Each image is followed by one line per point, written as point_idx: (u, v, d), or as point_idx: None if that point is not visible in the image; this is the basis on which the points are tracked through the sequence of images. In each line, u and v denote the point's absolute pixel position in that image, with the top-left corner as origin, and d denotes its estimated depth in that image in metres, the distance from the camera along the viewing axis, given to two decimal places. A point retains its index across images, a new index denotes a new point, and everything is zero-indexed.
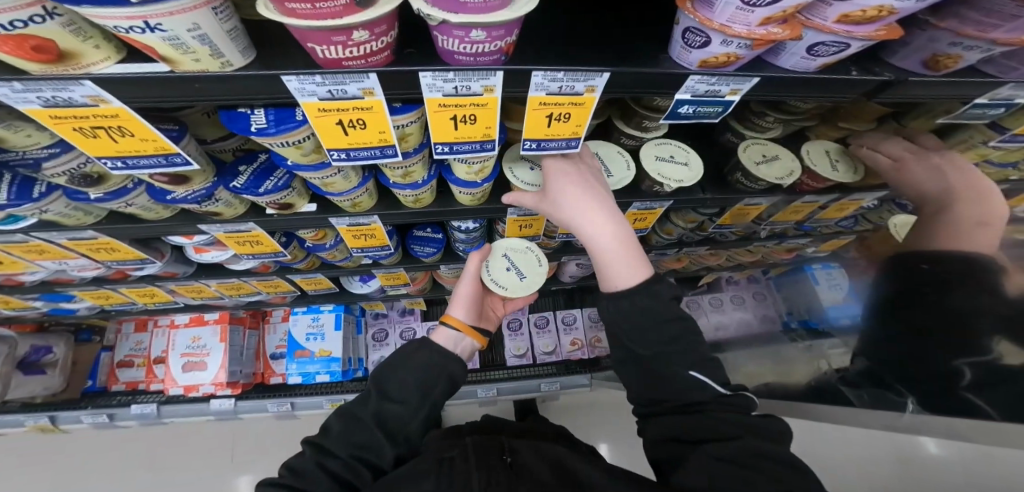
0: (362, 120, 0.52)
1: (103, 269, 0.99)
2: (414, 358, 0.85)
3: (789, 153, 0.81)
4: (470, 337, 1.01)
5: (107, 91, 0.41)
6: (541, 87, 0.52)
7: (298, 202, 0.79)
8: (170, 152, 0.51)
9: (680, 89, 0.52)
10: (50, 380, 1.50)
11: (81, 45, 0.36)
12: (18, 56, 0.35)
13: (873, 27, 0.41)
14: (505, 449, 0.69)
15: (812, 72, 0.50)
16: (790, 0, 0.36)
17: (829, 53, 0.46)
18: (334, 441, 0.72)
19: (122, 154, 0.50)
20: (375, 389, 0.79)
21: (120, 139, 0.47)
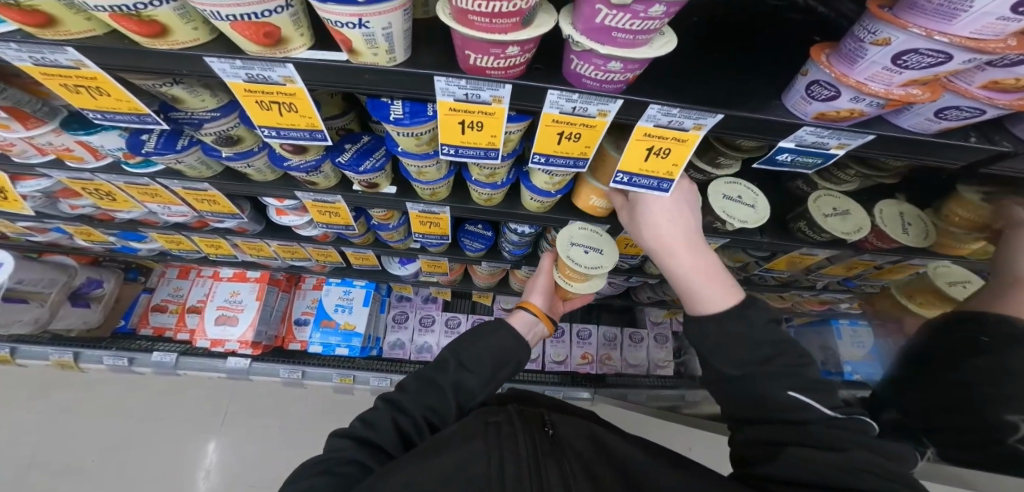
0: (481, 123, 0.57)
1: (189, 218, 1.05)
2: (485, 337, 0.88)
3: (860, 209, 0.83)
4: (543, 324, 1.06)
5: (300, 74, 0.49)
6: (653, 119, 0.55)
7: (384, 183, 0.84)
8: (316, 129, 0.58)
9: (786, 137, 0.55)
10: (90, 314, 1.56)
11: (294, 33, 0.44)
12: (248, 39, 0.42)
13: (1013, 96, 0.44)
14: (545, 419, 0.67)
15: (933, 134, 0.51)
16: (946, 65, 0.38)
17: (957, 117, 0.47)
18: (408, 402, 0.75)
19: (280, 125, 0.58)
20: (453, 359, 0.82)
21: (285, 113, 0.55)
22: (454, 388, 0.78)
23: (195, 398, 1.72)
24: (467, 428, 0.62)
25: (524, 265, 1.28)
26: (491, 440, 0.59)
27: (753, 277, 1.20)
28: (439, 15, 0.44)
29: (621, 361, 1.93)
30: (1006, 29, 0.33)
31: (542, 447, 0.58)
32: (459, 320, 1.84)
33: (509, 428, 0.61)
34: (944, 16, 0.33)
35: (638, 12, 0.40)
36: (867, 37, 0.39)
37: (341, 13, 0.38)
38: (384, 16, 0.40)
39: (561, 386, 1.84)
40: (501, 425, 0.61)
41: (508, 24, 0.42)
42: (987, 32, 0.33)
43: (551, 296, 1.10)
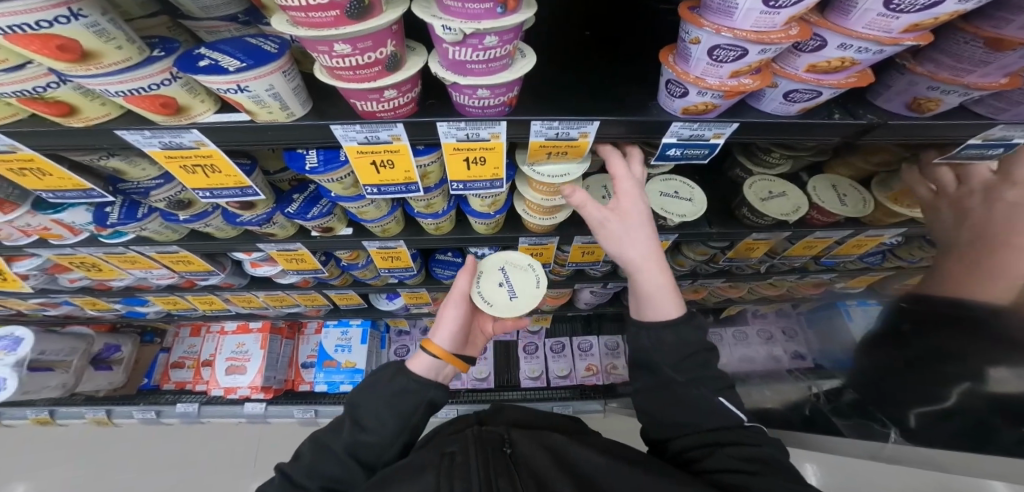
0: (392, 160, 0.63)
1: (176, 278, 1.17)
2: (378, 389, 0.79)
3: (796, 190, 0.84)
4: (452, 366, 0.87)
5: (208, 137, 0.56)
6: (541, 133, 0.59)
7: (338, 225, 0.93)
8: (244, 185, 0.68)
9: (667, 134, 0.59)
10: (115, 376, 1.69)
11: (192, 100, 0.52)
12: (149, 110, 0.51)
13: (841, 76, 0.48)
14: (505, 438, 0.72)
15: (795, 116, 0.55)
16: (753, 55, 0.44)
17: (804, 99, 0.52)
18: (302, 471, 0.75)
19: (212, 185, 0.67)
20: (349, 420, 0.79)
21: (211, 174, 0.64)
22: (350, 450, 0.76)
23: (220, 444, 1.81)
24: (423, 461, 0.67)
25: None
26: (442, 471, 0.64)
27: (729, 268, 1.18)
28: (318, 75, 0.50)
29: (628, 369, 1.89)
30: (776, 21, 0.40)
31: (494, 466, 0.64)
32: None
33: (461, 456, 0.66)
34: (725, 14, 0.41)
35: (475, 44, 0.45)
36: (686, 38, 0.47)
37: (217, 82, 0.46)
38: (260, 80, 0.47)
39: (570, 401, 1.82)
40: (455, 454, 0.67)
41: (373, 73, 0.48)
42: (764, 25, 0.40)
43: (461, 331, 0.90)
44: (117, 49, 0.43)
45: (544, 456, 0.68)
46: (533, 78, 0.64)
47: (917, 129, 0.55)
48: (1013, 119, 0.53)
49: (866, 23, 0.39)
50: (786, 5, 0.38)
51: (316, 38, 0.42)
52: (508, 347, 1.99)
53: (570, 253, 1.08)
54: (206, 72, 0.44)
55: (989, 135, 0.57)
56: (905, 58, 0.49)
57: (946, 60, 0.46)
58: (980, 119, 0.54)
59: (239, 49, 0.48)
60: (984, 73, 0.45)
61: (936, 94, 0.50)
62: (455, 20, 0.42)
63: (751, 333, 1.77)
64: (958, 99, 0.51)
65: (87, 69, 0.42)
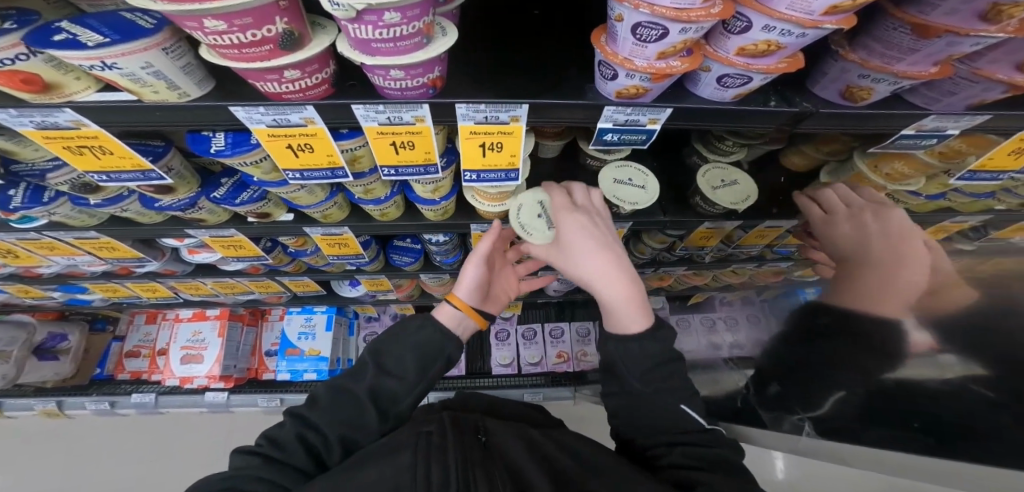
0: (310, 144, 0.59)
1: (106, 266, 1.14)
2: (406, 337, 0.80)
3: (749, 180, 0.82)
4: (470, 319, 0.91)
5: (86, 117, 0.51)
6: (468, 118, 0.55)
7: (275, 211, 0.89)
8: (146, 168, 0.64)
9: (601, 119, 0.56)
10: (61, 366, 1.61)
11: (63, 78, 0.47)
12: (12, 87, 0.45)
13: (771, 61, 0.45)
14: (479, 427, 0.67)
15: (731, 102, 0.52)
16: (675, 35, 0.41)
17: (736, 84, 0.49)
18: (324, 418, 0.70)
19: (106, 169, 0.63)
20: (374, 361, 0.77)
21: (101, 157, 0.59)
22: (372, 394, 0.73)
23: (182, 433, 1.78)
24: (399, 439, 0.62)
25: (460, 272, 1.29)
26: (420, 450, 0.59)
27: (689, 257, 1.17)
28: (205, 54, 0.45)
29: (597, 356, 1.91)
30: None
31: (471, 455, 0.58)
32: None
33: (439, 437, 0.60)
34: None
35: (373, 22, 0.40)
36: (612, 14, 0.43)
37: (77, 58, 0.41)
38: (129, 57, 0.42)
39: (539, 388, 1.83)
40: (434, 434, 0.61)
41: (264, 52, 0.43)
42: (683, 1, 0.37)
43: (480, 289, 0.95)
44: None
45: (522, 451, 0.63)
46: (463, 57, 0.60)
47: (853, 119, 0.53)
48: (946, 110, 0.52)
49: (789, 3, 0.37)
50: None
51: (180, 13, 0.36)
52: (480, 334, 1.98)
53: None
54: (57, 48, 0.39)
55: (924, 126, 0.55)
56: (839, 44, 0.47)
57: (878, 47, 0.44)
58: (915, 109, 0.52)
59: (107, 22, 0.42)
60: (912, 61, 0.43)
61: (868, 83, 0.48)
62: None
63: (718, 320, 1.79)
64: (891, 88, 0.49)
65: None
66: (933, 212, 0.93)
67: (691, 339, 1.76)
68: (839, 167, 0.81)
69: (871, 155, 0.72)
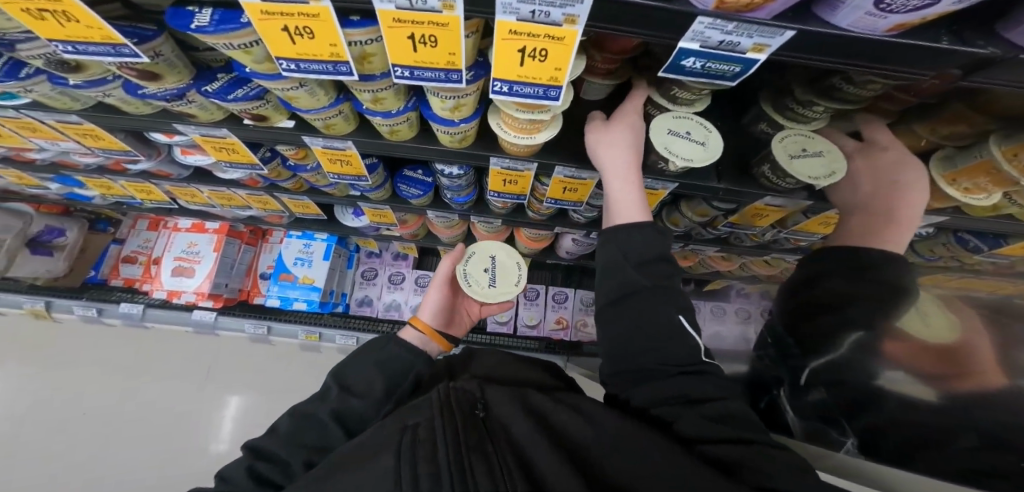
0: (309, 28, 0.46)
1: (98, 157, 1.04)
2: (370, 357, 0.82)
3: (834, 149, 0.68)
4: (435, 341, 0.98)
5: None
6: (510, 11, 0.41)
7: (275, 116, 0.77)
8: (118, 42, 0.51)
9: (686, 36, 0.42)
10: (54, 263, 1.60)
11: None
12: None
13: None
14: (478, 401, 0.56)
15: (881, 34, 0.38)
16: None
17: (902, 10, 0.34)
18: (278, 445, 0.68)
19: (71, 38, 0.51)
20: (336, 386, 0.77)
21: (66, 23, 0.47)
22: (335, 416, 0.72)
23: None
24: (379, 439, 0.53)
25: (472, 215, 1.19)
26: (404, 449, 0.49)
27: (726, 236, 1.06)
28: None
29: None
30: None
31: (467, 440, 0.48)
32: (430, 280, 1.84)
33: (425, 429, 0.51)
34: None
35: None
36: None
37: None
38: None
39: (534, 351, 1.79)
40: (418, 427, 0.52)
41: None
42: None
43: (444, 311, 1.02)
44: None
45: (524, 421, 0.51)
46: None
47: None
48: None
49: None
50: None
51: None
52: None
53: (548, 187, 0.91)
54: None
55: None
56: None
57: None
58: None
59: None
60: None
61: None
62: None
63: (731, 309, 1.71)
64: None
65: None
66: None
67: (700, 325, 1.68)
68: (958, 153, 0.68)
69: (1012, 141, 0.59)
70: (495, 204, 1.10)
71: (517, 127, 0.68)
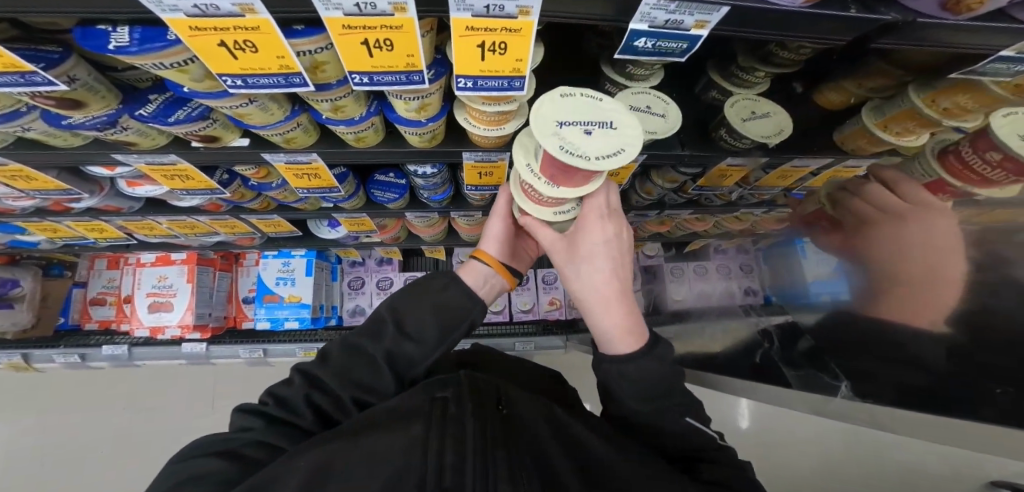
0: (252, 42, 0.45)
1: (36, 200, 1.00)
2: (426, 297, 0.75)
3: (780, 109, 0.72)
4: (501, 277, 0.84)
5: None
6: (466, 8, 0.42)
7: (226, 135, 0.76)
8: (25, 70, 0.48)
9: (636, 17, 0.43)
10: (17, 315, 1.52)
11: None
12: None
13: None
14: (500, 398, 0.64)
15: (800, 7, 0.41)
16: None
17: None
18: (329, 376, 0.68)
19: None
20: (391, 318, 0.73)
21: None
22: (388, 358, 0.70)
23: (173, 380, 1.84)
24: (410, 406, 0.58)
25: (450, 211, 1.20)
26: (433, 420, 0.55)
27: (696, 199, 1.11)
28: None
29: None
30: None
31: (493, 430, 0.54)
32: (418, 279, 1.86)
33: (455, 407, 0.58)
34: None
35: None
36: None
37: None
38: None
39: (531, 336, 1.84)
40: (449, 404, 0.58)
41: None
42: None
43: (511, 242, 0.88)
44: None
45: (546, 427, 0.61)
46: None
47: (943, 31, 0.43)
48: None
49: None
50: None
51: None
52: None
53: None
54: None
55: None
56: None
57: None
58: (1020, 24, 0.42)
59: None
60: None
61: None
62: None
63: (711, 268, 1.79)
64: None
65: None
66: None
67: (684, 286, 1.76)
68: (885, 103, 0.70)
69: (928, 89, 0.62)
70: (471, 197, 1.10)
71: (486, 120, 0.68)
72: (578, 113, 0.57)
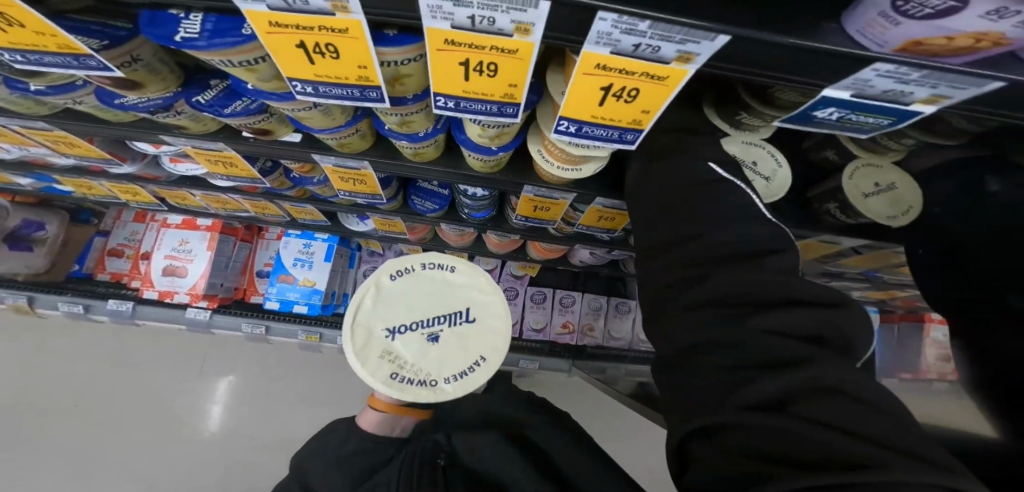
0: (335, 46, 0.37)
1: (70, 160, 0.96)
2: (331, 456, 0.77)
3: (904, 179, 0.65)
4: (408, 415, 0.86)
5: None
6: (608, 43, 0.32)
7: (279, 129, 0.70)
8: (80, 53, 0.42)
9: (838, 83, 0.34)
10: (34, 259, 1.53)
11: None
12: None
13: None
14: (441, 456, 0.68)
15: None
16: None
17: None
18: None
19: (17, 45, 0.42)
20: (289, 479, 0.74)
21: (9, 27, 0.39)
22: None
23: (182, 344, 1.90)
24: None
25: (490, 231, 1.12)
26: None
27: None
28: None
29: (605, 334, 1.80)
30: None
31: None
32: None
33: None
34: None
35: None
36: None
37: None
38: None
39: (537, 355, 1.73)
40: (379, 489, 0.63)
41: None
42: None
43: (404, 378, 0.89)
44: None
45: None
46: None
47: None
48: None
49: None
50: None
51: None
52: None
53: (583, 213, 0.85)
54: None
55: None
56: None
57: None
58: None
59: None
60: None
61: None
62: None
63: None
64: None
65: None
66: None
67: None
68: None
69: None
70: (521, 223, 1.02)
71: (564, 157, 0.59)
72: (443, 308, 0.74)
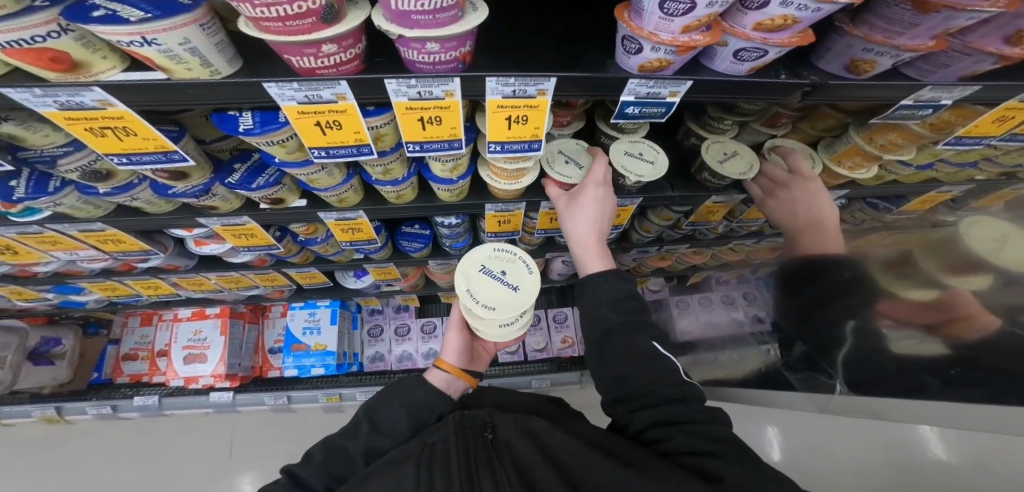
0: (339, 121, 0.60)
1: (108, 261, 1.12)
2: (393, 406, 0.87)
3: (748, 150, 0.87)
4: (461, 381, 1.02)
5: (113, 96, 0.51)
6: (497, 91, 0.57)
7: (289, 197, 0.91)
8: (169, 149, 0.63)
9: (623, 92, 0.58)
10: (57, 371, 1.62)
11: (91, 56, 0.46)
12: (38, 66, 0.45)
13: (785, 35, 0.48)
14: (489, 423, 0.72)
15: (744, 75, 0.56)
16: (701, 10, 0.43)
17: (752, 58, 0.52)
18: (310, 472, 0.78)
19: (127, 150, 0.61)
20: (366, 421, 0.84)
21: (125, 138, 0.58)
22: (364, 454, 0.81)
23: (199, 436, 1.90)
24: (407, 453, 0.68)
25: None
26: (423, 461, 0.64)
27: (692, 233, 1.24)
28: (242, 28, 0.45)
29: None
30: None
31: (477, 456, 0.64)
32: (435, 326, 1.93)
33: (443, 445, 0.66)
34: None
35: (417, 48, 0.49)
36: None
37: (118, 33, 0.40)
38: (171, 33, 0.42)
39: (546, 373, 1.88)
40: (436, 444, 0.67)
41: (306, 25, 0.43)
42: None
43: (466, 351, 1.07)
44: (103, 59, 0.47)
45: (564, 439, 0.67)
46: (501, 35, 0.62)
47: (856, 89, 0.59)
48: (939, 80, 0.58)
49: None
50: (676, 14, 0.44)
51: (292, 42, 0.44)
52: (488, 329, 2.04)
53: (537, 220, 1.09)
54: (99, 23, 0.38)
55: (920, 96, 0.61)
56: (843, 21, 0.52)
57: (879, 22, 0.50)
58: (910, 80, 0.59)
59: None
60: (912, 35, 0.49)
61: (870, 56, 0.53)
62: (416, 29, 0.45)
63: (715, 298, 1.89)
64: (891, 61, 0.55)
65: (77, 77, 0.48)
66: (920, 184, 0.99)
67: (690, 317, 1.86)
68: (834, 141, 0.86)
69: (865, 128, 0.77)
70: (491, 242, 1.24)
71: (504, 174, 0.83)
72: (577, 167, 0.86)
